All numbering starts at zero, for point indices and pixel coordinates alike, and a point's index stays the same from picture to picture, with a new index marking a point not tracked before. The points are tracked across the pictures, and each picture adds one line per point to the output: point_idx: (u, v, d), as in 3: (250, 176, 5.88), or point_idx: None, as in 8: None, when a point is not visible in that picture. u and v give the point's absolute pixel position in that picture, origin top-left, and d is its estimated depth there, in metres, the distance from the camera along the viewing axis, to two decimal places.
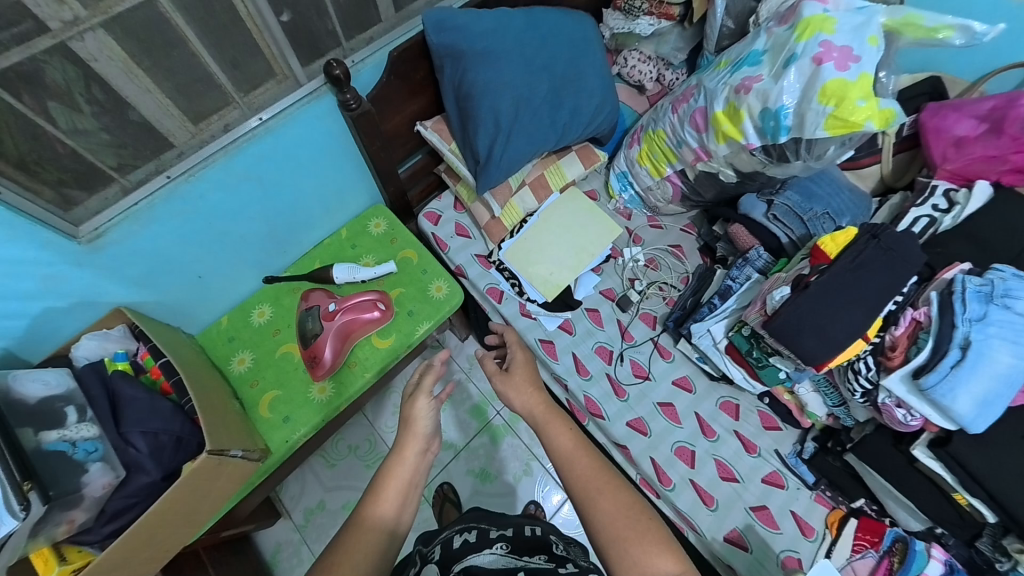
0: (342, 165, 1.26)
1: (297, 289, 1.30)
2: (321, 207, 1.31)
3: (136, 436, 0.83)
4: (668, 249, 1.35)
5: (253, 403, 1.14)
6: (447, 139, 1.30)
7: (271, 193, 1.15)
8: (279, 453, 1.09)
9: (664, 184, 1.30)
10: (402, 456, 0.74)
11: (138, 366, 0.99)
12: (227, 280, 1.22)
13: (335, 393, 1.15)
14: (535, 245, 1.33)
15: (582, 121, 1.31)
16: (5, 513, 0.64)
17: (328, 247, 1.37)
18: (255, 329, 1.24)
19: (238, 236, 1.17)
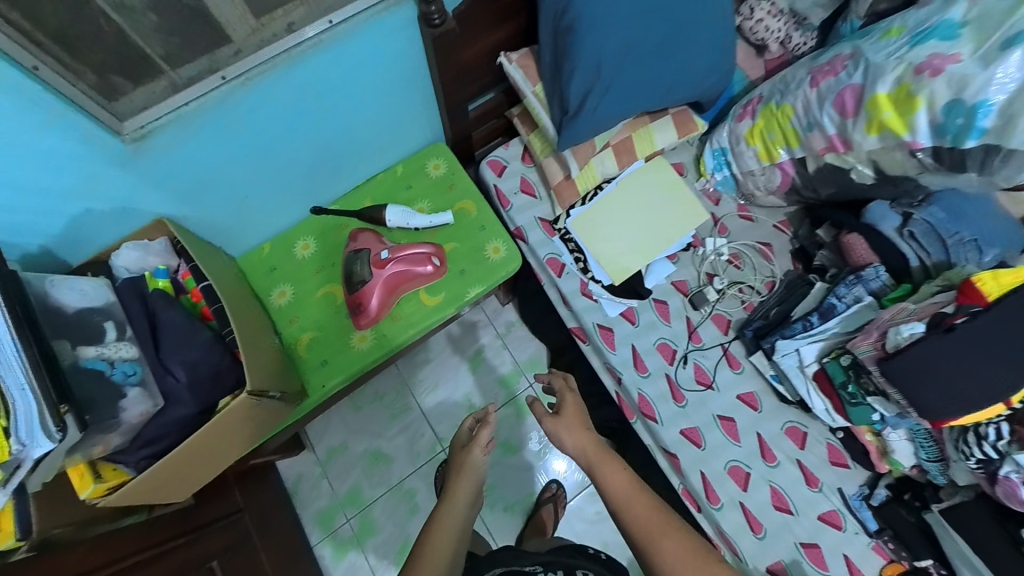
0: (410, 92, 1.10)
1: (345, 226, 1.21)
2: (378, 138, 1.17)
3: (176, 365, 0.78)
4: (756, 246, 1.19)
5: (291, 341, 1.09)
6: (533, 84, 1.11)
7: (331, 113, 1.02)
8: (315, 398, 1.05)
9: (772, 171, 1.11)
10: (452, 505, 0.75)
11: (178, 285, 0.94)
12: (272, 204, 1.13)
13: (376, 344, 1.09)
14: (608, 219, 1.19)
15: (693, 81, 1.10)
16: (40, 435, 0.59)
17: (380, 184, 1.25)
18: (299, 263, 1.17)
19: (291, 157, 1.05)
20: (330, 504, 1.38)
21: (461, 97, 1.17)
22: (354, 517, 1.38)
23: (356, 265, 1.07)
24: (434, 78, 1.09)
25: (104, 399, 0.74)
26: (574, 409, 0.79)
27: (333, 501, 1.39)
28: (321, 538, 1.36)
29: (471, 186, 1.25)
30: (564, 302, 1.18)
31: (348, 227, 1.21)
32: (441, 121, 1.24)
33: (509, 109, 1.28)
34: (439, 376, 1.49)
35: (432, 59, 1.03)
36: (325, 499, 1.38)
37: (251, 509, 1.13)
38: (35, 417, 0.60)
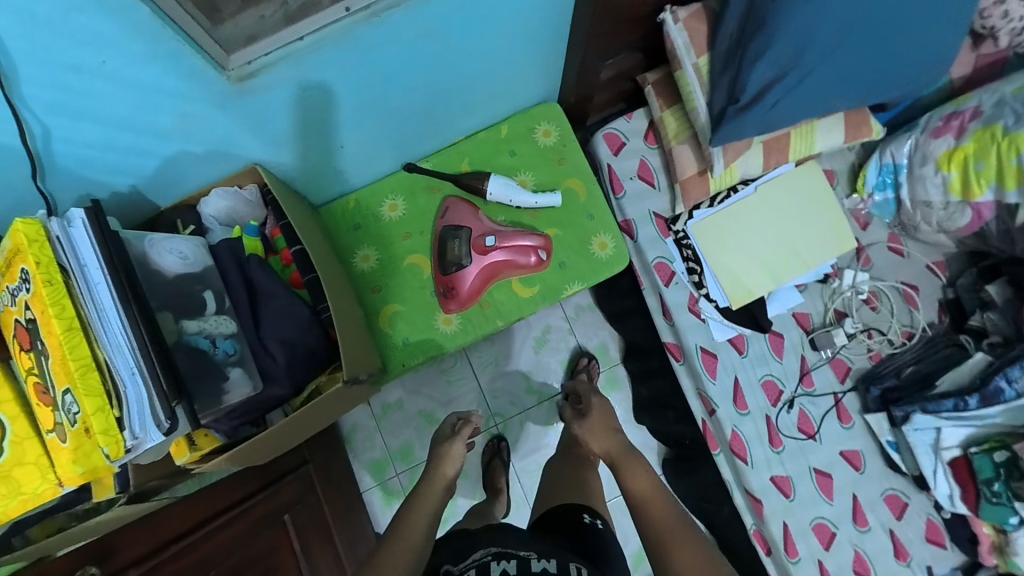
0: (538, 45, 0.92)
1: (437, 189, 1.09)
2: (490, 92, 1.00)
3: (275, 346, 0.75)
4: (899, 287, 1.02)
5: (374, 311, 1.04)
6: (697, 55, 0.89)
7: (450, 64, 0.86)
8: (394, 374, 1.03)
9: (958, 211, 0.91)
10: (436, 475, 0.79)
11: (268, 243, 0.89)
12: (364, 156, 1.00)
13: (462, 329, 1.02)
14: (736, 230, 1.04)
15: (902, 82, 0.87)
16: (152, 426, 0.56)
17: (479, 143, 1.11)
18: (384, 225, 1.07)
19: (394, 110, 0.91)
20: (383, 456, 1.41)
21: (598, 60, 0.98)
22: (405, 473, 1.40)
23: (455, 242, 0.99)
24: (575, 30, 0.90)
25: (208, 379, 0.68)
26: (599, 410, 0.85)
27: (385, 454, 1.41)
28: (372, 486, 1.39)
29: (583, 163, 1.09)
30: (664, 313, 1.05)
31: (440, 192, 1.09)
32: (562, 79, 1.06)
33: (641, 76, 1.07)
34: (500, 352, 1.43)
35: (582, 7, 0.84)
36: (377, 450, 1.41)
37: (315, 460, 1.17)
38: (146, 409, 0.56)
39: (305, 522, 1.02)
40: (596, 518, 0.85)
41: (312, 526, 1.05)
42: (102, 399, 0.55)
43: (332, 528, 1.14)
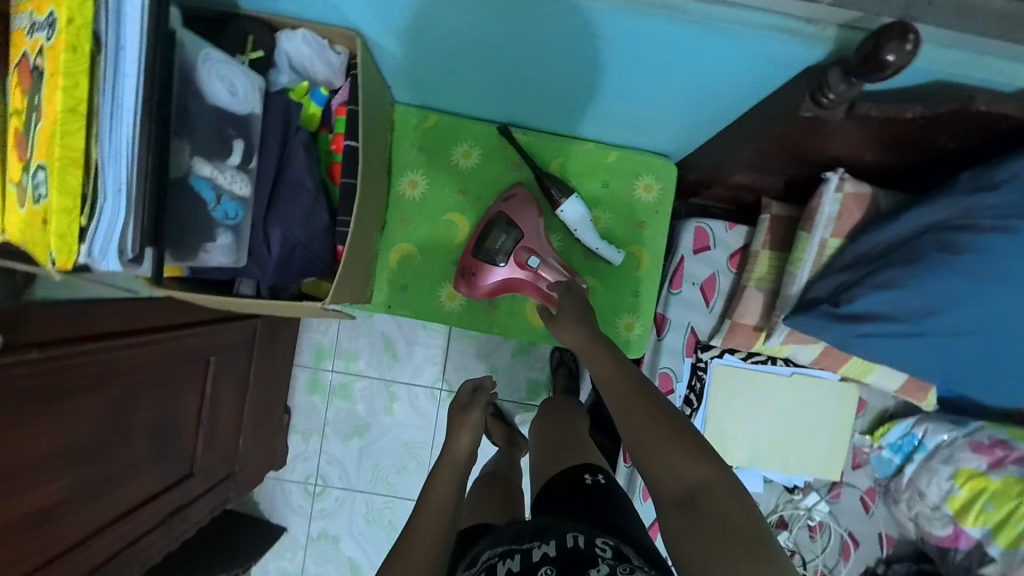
0: (701, 113, 0.84)
1: (515, 166, 1.02)
2: (628, 121, 0.92)
3: (275, 235, 0.69)
4: (841, 536, 1.03)
5: (391, 243, 1.03)
6: (834, 236, 0.88)
7: (613, 77, 0.77)
8: (376, 307, 1.04)
9: (940, 519, 0.93)
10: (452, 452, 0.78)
11: (326, 121, 0.79)
12: (475, 100, 0.92)
13: (461, 311, 1.04)
14: (750, 394, 1.01)
15: (980, 387, 0.84)
16: (113, 256, 0.52)
17: (583, 153, 1.02)
18: (449, 167, 1.02)
19: (531, 84, 0.82)
20: (328, 346, 1.57)
21: (744, 164, 0.90)
22: (339, 371, 1.57)
23: (501, 238, 0.96)
24: (742, 124, 0.82)
25: (193, 234, 0.63)
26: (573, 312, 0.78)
27: (332, 346, 1.57)
28: (307, 365, 1.57)
29: (661, 238, 1.03)
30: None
31: (517, 170, 1.02)
32: (699, 151, 0.98)
33: (766, 200, 1.00)
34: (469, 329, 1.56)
35: (769, 113, 0.76)
36: (326, 338, 1.57)
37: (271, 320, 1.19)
38: (118, 234, 0.52)
39: (225, 373, 1.07)
40: (593, 475, 0.76)
41: (229, 381, 1.10)
42: (70, 199, 0.49)
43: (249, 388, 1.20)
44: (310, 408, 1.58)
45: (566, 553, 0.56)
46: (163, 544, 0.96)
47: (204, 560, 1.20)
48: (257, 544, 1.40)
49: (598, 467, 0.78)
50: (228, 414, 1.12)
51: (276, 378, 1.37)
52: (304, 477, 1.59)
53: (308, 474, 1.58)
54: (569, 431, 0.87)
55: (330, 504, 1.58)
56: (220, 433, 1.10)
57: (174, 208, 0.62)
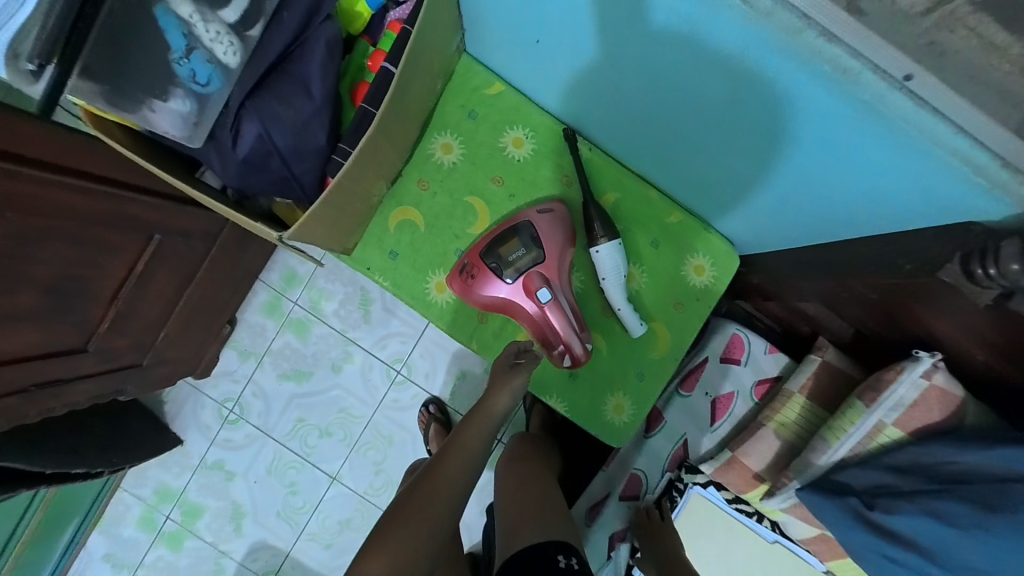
0: (814, 217, 0.69)
1: (567, 181, 0.93)
2: (715, 183, 0.78)
3: (251, 129, 0.60)
4: None
5: (398, 199, 0.90)
6: (896, 425, 0.69)
7: (720, 131, 0.65)
8: (354, 263, 0.90)
9: None
10: (463, 435, 0.74)
11: (373, 28, 0.70)
12: (564, 88, 0.80)
13: (446, 309, 0.90)
14: (720, 541, 0.89)
15: None
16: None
17: (642, 198, 0.92)
18: (493, 147, 0.91)
19: (631, 102, 0.72)
20: (303, 276, 1.43)
21: (822, 285, 0.76)
22: (303, 306, 1.44)
23: (518, 251, 0.82)
24: (851, 246, 0.68)
25: (146, 83, 0.59)
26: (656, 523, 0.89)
27: (307, 276, 1.43)
28: (272, 285, 1.43)
29: (690, 331, 0.93)
30: (592, 507, 1.01)
31: (568, 187, 0.93)
32: (774, 254, 0.85)
33: (822, 340, 0.89)
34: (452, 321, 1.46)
35: (889, 252, 0.62)
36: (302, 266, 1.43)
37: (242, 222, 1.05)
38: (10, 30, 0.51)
39: (170, 258, 0.95)
40: (565, 557, 0.77)
41: (173, 267, 0.98)
42: None
43: (196, 283, 1.08)
44: (258, 328, 1.44)
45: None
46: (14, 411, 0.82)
47: (63, 450, 1.02)
48: (144, 446, 1.26)
49: (570, 546, 0.80)
50: (154, 305, 0.99)
51: (234, 287, 1.24)
52: (223, 399, 1.44)
53: (227, 397, 1.43)
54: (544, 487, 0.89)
55: (239, 438, 1.43)
56: (139, 321, 0.97)
57: (131, 45, 0.58)
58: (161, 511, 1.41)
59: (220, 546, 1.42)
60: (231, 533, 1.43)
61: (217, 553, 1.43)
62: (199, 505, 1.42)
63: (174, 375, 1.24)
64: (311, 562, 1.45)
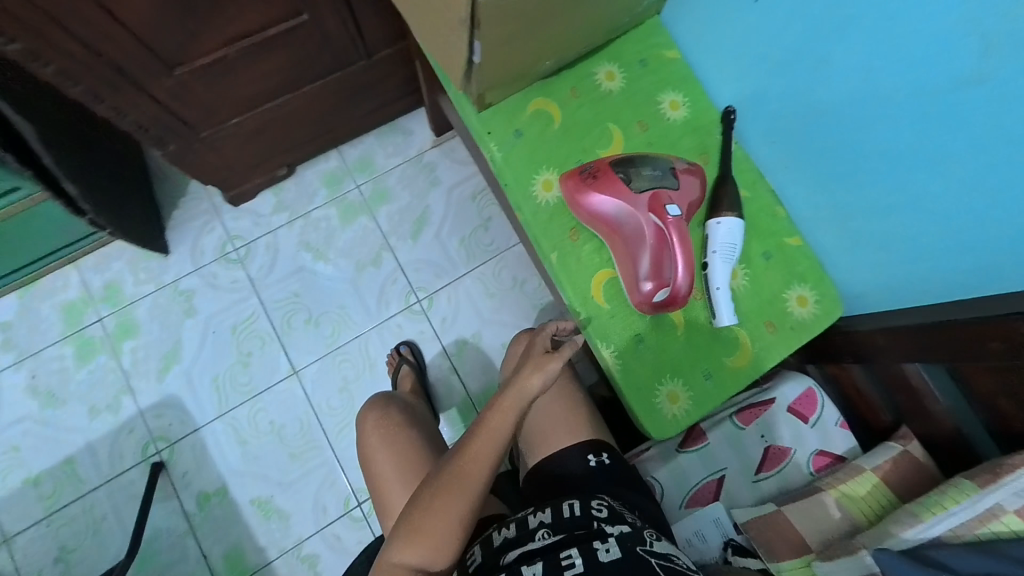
0: (974, 264, 0.62)
1: (704, 161, 0.86)
2: (870, 194, 0.70)
3: None
4: None
5: (546, 90, 0.84)
6: (1020, 512, 0.56)
7: (937, 123, 0.59)
8: (475, 124, 0.82)
9: None
10: (489, 420, 0.65)
11: None
12: (754, 54, 0.79)
13: (540, 212, 0.80)
14: None
15: None
16: None
17: (768, 206, 0.85)
18: (655, 94, 0.87)
19: (846, 71, 0.67)
20: (376, 164, 1.35)
21: (939, 358, 0.65)
22: (361, 192, 1.34)
23: (651, 171, 0.74)
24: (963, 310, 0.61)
25: None
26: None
27: (382, 166, 1.35)
28: (344, 157, 1.35)
29: (774, 357, 0.80)
30: None
31: (704, 166, 0.85)
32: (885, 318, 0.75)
33: (904, 429, 0.77)
34: (495, 280, 1.34)
35: None
36: (381, 155, 1.36)
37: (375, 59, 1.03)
38: None
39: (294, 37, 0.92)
40: (596, 456, 0.80)
41: (290, 55, 0.95)
42: None
43: (296, 93, 1.05)
44: (308, 189, 1.34)
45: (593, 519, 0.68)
46: (64, 68, 0.75)
47: (72, 153, 0.92)
48: (132, 226, 1.14)
49: (604, 445, 0.82)
50: (247, 72, 0.92)
51: (320, 128, 1.20)
52: (231, 234, 1.29)
53: (237, 234, 1.29)
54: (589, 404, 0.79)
55: (223, 281, 1.26)
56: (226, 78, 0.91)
57: None
58: (97, 310, 1.21)
59: (129, 380, 1.19)
60: (152, 374, 1.20)
61: (119, 386, 1.19)
62: (139, 324, 1.22)
63: (207, 173, 1.13)
64: (216, 455, 1.19)
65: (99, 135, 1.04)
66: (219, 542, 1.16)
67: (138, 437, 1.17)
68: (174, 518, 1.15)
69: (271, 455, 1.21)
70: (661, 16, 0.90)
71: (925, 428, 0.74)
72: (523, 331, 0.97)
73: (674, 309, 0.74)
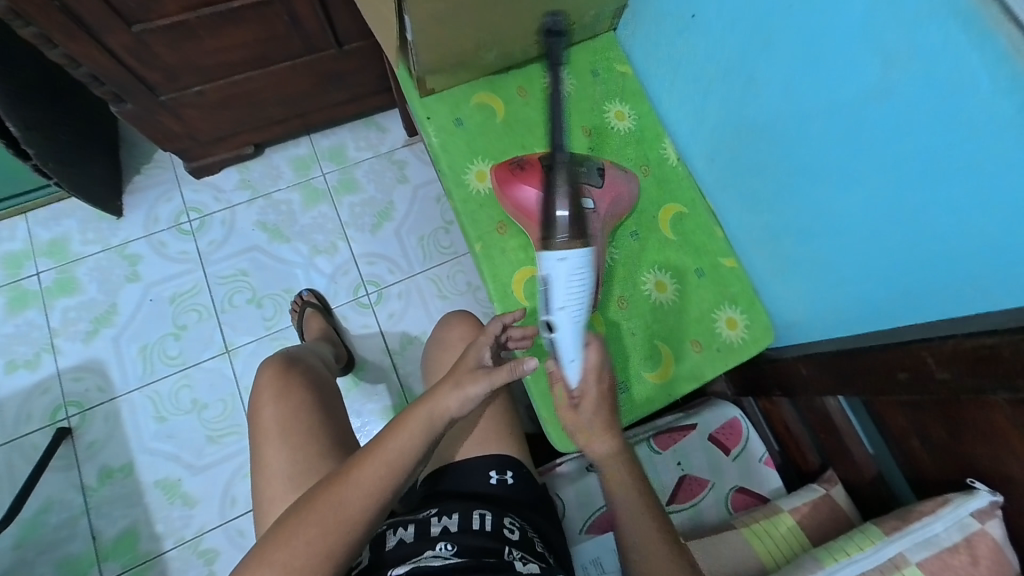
0: (885, 284, 0.61)
1: (644, 172, 0.85)
2: (798, 212, 0.70)
3: None
4: None
5: (493, 86, 0.85)
6: (923, 565, 0.50)
7: (846, 144, 0.61)
8: (417, 110, 0.83)
9: None
10: (397, 430, 0.58)
11: None
12: (694, 72, 0.80)
13: (470, 200, 0.80)
14: None
15: None
16: None
17: (708, 223, 0.83)
18: (603, 101, 0.88)
19: (770, 93, 0.68)
20: (349, 157, 1.36)
21: (853, 391, 0.61)
22: (328, 181, 1.34)
23: (581, 167, 0.76)
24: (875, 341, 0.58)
25: None
26: None
27: (354, 158, 1.36)
28: (317, 145, 1.36)
29: (697, 375, 0.76)
30: None
31: (644, 177, 0.85)
32: (814, 344, 0.72)
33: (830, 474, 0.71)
34: (451, 282, 1.29)
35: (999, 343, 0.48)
36: (354, 147, 1.37)
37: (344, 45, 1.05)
38: None
39: (259, 11, 0.94)
40: (499, 474, 0.67)
41: (255, 29, 0.97)
42: None
43: (263, 70, 1.07)
44: (275, 170, 1.33)
45: (500, 542, 0.59)
46: (16, 4, 0.77)
47: (20, 93, 0.96)
48: (90, 184, 1.16)
49: (511, 462, 0.69)
50: (208, 37, 0.95)
51: (289, 110, 1.21)
52: (190, 206, 1.28)
53: (195, 206, 1.28)
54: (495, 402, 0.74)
55: (175, 251, 1.25)
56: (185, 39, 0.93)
57: None
58: (38, 263, 1.21)
59: (54, 338, 1.17)
60: (80, 334, 1.17)
61: (44, 342, 1.16)
62: (78, 282, 1.21)
63: (168, 139, 1.13)
64: (131, 428, 1.12)
65: (64, 89, 1.11)
66: (114, 524, 1.06)
67: (53, 398, 1.13)
68: (72, 491, 1.07)
69: (189, 432, 1.13)
70: (617, 33, 0.92)
71: (850, 472, 0.69)
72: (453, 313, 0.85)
73: (588, 308, 0.73)
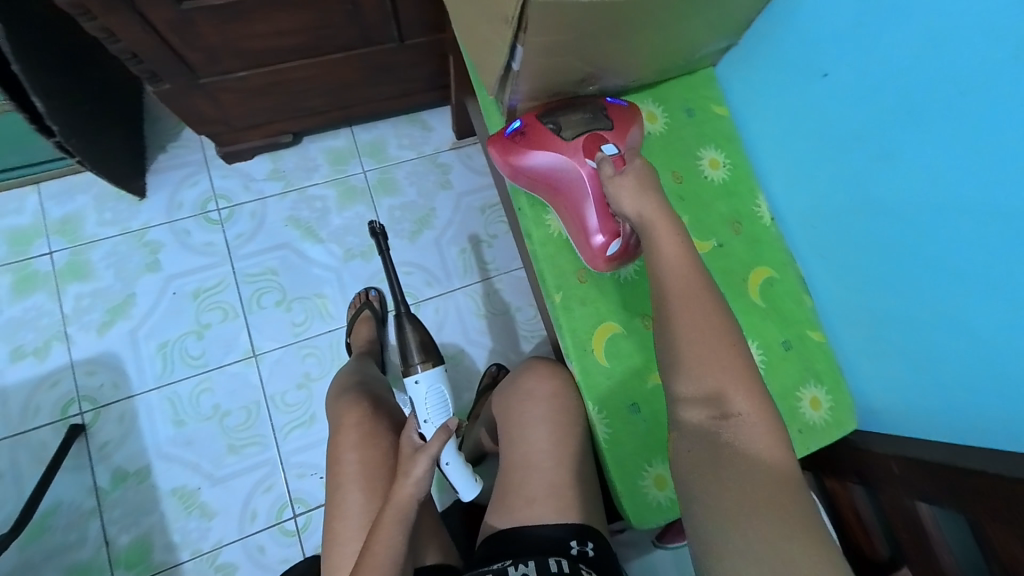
0: (1005, 404, 0.56)
1: (735, 229, 0.79)
2: (904, 304, 0.65)
3: None
4: None
5: None
6: None
7: (983, 249, 0.55)
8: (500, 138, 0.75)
9: None
10: (381, 532, 0.59)
11: None
12: (805, 131, 0.73)
13: (551, 246, 0.74)
14: None
15: None
16: None
17: (796, 292, 0.78)
18: (697, 144, 0.81)
19: (910, 170, 0.60)
20: (391, 155, 1.27)
21: (953, 504, 0.58)
22: (367, 179, 1.25)
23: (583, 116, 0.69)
24: (996, 463, 0.54)
25: None
26: None
27: (396, 156, 1.27)
28: (357, 138, 1.26)
29: None
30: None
31: (734, 236, 0.79)
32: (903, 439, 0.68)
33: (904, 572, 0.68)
34: (491, 302, 1.23)
35: None
36: (397, 145, 1.27)
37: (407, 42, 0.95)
38: None
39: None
40: (579, 544, 0.64)
41: (312, 17, 0.87)
42: None
43: (314, 60, 0.97)
44: (310, 162, 1.24)
45: None
46: None
47: (44, 63, 0.86)
48: (112, 164, 1.05)
49: (589, 531, 0.65)
50: (262, 21, 0.85)
51: (334, 102, 1.11)
52: (217, 194, 1.18)
53: (223, 193, 1.19)
54: (568, 467, 0.70)
55: (198, 242, 1.16)
56: (238, 20, 0.83)
57: None
58: (49, 241, 1.11)
59: (66, 325, 1.09)
60: (93, 325, 1.09)
61: (54, 330, 1.08)
62: (92, 267, 1.12)
63: (201, 123, 1.03)
64: (146, 430, 1.06)
65: (88, 54, 0.99)
66: (126, 531, 1.01)
67: (62, 391, 1.06)
68: (83, 493, 1.02)
69: (208, 441, 1.07)
70: (715, 69, 0.84)
71: (927, 574, 0.66)
72: (523, 364, 0.79)
73: (636, 253, 0.70)
